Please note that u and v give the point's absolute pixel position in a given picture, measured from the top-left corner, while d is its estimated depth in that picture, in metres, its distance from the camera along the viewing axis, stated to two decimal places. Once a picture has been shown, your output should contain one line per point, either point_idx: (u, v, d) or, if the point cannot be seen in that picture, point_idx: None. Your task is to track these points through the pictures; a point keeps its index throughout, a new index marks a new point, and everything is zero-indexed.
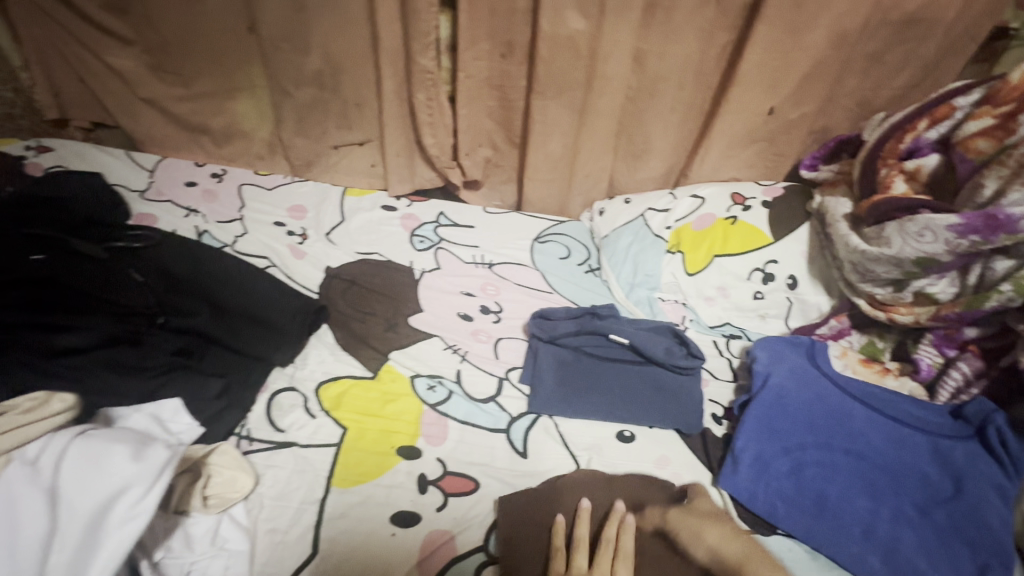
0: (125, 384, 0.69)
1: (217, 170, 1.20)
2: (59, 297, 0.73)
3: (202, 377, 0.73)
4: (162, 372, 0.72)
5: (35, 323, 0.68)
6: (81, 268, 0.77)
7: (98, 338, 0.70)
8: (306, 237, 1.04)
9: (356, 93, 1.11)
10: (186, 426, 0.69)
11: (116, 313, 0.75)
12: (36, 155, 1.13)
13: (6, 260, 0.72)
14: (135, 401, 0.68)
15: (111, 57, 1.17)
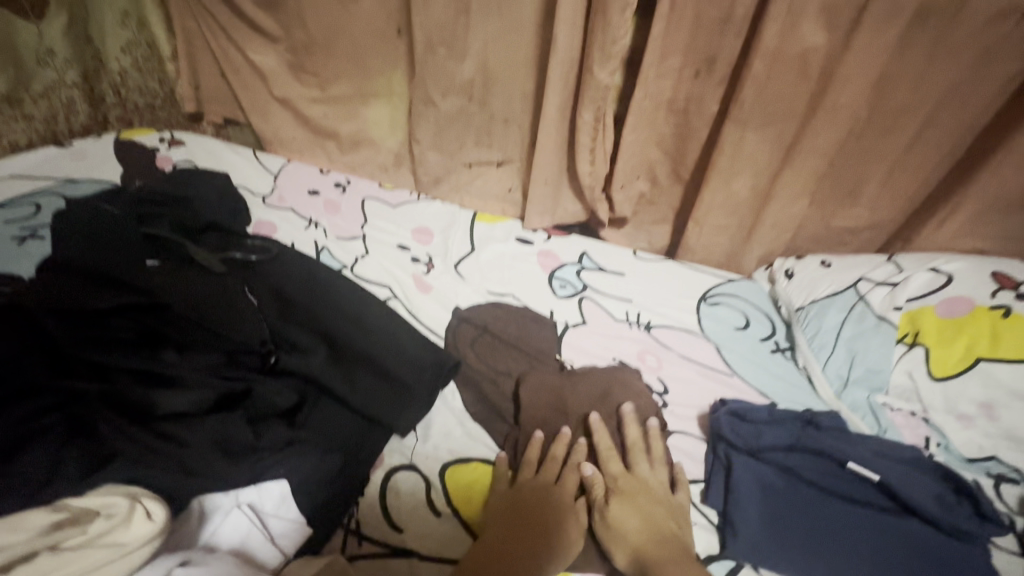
0: (232, 467, 0.54)
1: (341, 179, 1.09)
2: (173, 327, 0.62)
3: (319, 453, 0.58)
4: (279, 450, 0.57)
5: (145, 369, 0.58)
6: (195, 287, 0.65)
7: (210, 399, 0.56)
8: (432, 266, 0.89)
9: (506, 107, 0.97)
10: (291, 524, 0.54)
11: (227, 350, 0.63)
12: (168, 148, 1.08)
13: (123, 272, 0.64)
14: (243, 480, 0.54)
15: (255, 54, 1.11)
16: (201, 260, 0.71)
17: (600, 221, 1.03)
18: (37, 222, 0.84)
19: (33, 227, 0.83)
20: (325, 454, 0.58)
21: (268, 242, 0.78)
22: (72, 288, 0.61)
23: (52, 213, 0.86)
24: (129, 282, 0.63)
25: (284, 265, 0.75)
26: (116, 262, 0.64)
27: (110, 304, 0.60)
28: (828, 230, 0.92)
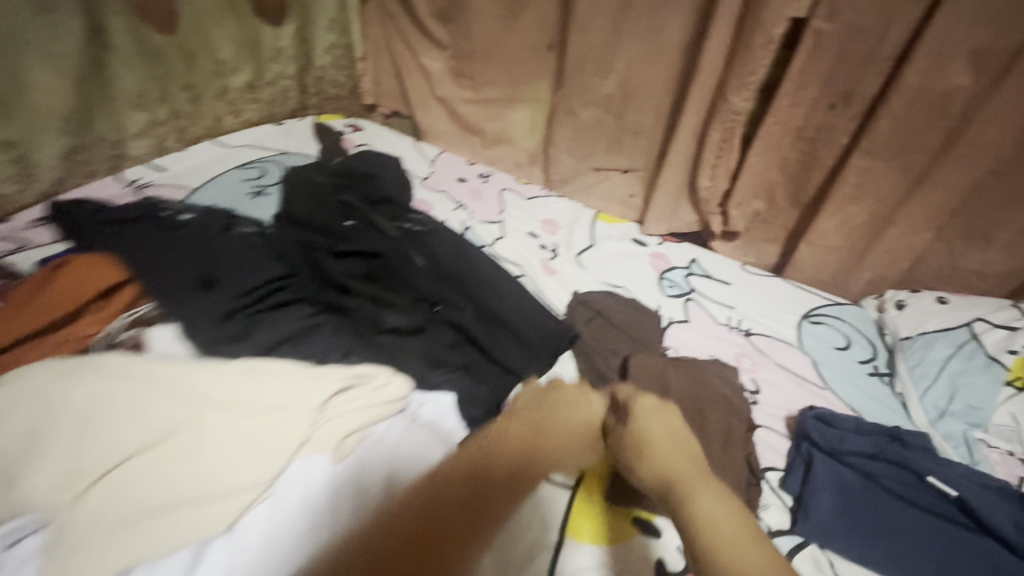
0: (424, 372, 0.75)
1: (484, 170, 1.26)
2: (379, 271, 0.83)
3: (473, 381, 0.76)
4: (456, 368, 0.78)
5: (367, 294, 0.79)
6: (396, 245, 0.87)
7: (414, 323, 0.78)
8: (557, 254, 1.03)
9: (639, 121, 1.08)
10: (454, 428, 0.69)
11: (412, 295, 0.82)
12: (351, 132, 1.32)
13: (351, 228, 0.88)
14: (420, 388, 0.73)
15: (426, 59, 1.32)
16: (380, 225, 0.91)
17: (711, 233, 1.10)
18: (264, 181, 1.10)
19: (262, 184, 1.09)
20: (480, 383, 0.76)
21: (426, 218, 0.96)
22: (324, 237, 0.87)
23: (274, 176, 1.12)
24: (357, 235, 0.87)
25: (437, 234, 0.90)
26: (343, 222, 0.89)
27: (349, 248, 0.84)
28: (948, 266, 0.94)
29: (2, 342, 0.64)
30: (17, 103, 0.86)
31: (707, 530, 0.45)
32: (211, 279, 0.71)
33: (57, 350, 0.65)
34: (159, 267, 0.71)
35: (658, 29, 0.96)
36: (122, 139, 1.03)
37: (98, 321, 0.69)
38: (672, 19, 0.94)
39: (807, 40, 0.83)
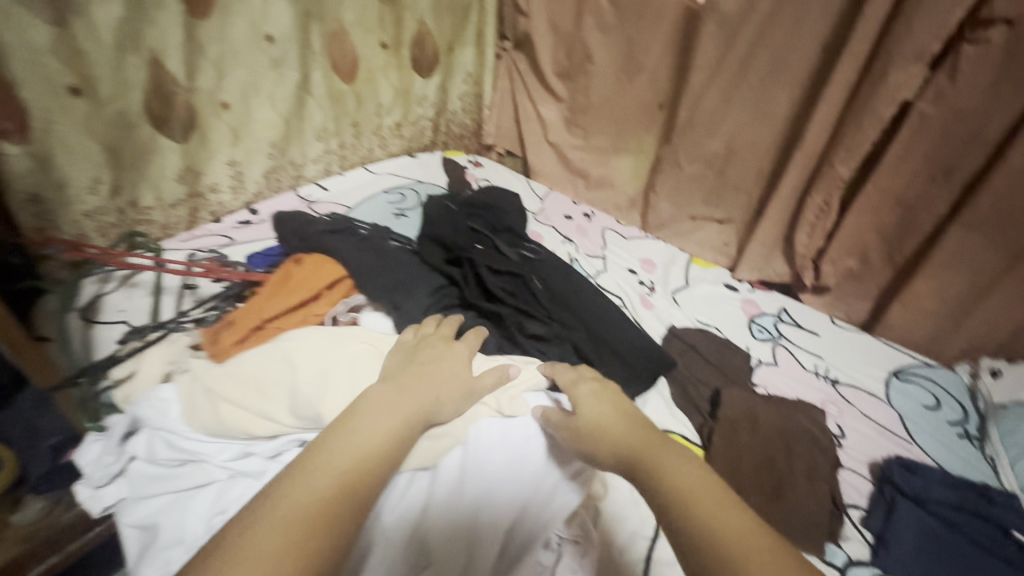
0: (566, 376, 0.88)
1: (587, 210, 1.40)
2: (521, 288, 0.98)
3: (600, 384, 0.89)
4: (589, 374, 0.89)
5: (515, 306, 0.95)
6: (537, 266, 1.03)
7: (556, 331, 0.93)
8: (654, 290, 1.15)
9: (740, 178, 1.18)
10: None
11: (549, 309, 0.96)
12: (473, 168, 1.52)
13: (499, 252, 1.06)
14: None
15: (544, 109, 1.50)
16: (505, 252, 1.06)
17: (801, 285, 1.17)
18: (404, 205, 1.29)
19: (403, 207, 1.28)
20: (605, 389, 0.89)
21: (539, 249, 1.11)
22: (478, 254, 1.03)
23: (412, 202, 1.31)
24: (506, 255, 1.05)
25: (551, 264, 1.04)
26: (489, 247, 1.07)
27: (503, 265, 1.01)
28: None
29: (243, 331, 0.74)
30: (243, 135, 1.11)
31: (674, 484, 0.48)
32: (409, 293, 0.82)
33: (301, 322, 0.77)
34: (370, 270, 0.84)
35: (769, 100, 1.06)
36: (302, 167, 1.26)
37: (331, 302, 0.81)
38: (783, 92, 1.04)
39: (913, 120, 0.91)
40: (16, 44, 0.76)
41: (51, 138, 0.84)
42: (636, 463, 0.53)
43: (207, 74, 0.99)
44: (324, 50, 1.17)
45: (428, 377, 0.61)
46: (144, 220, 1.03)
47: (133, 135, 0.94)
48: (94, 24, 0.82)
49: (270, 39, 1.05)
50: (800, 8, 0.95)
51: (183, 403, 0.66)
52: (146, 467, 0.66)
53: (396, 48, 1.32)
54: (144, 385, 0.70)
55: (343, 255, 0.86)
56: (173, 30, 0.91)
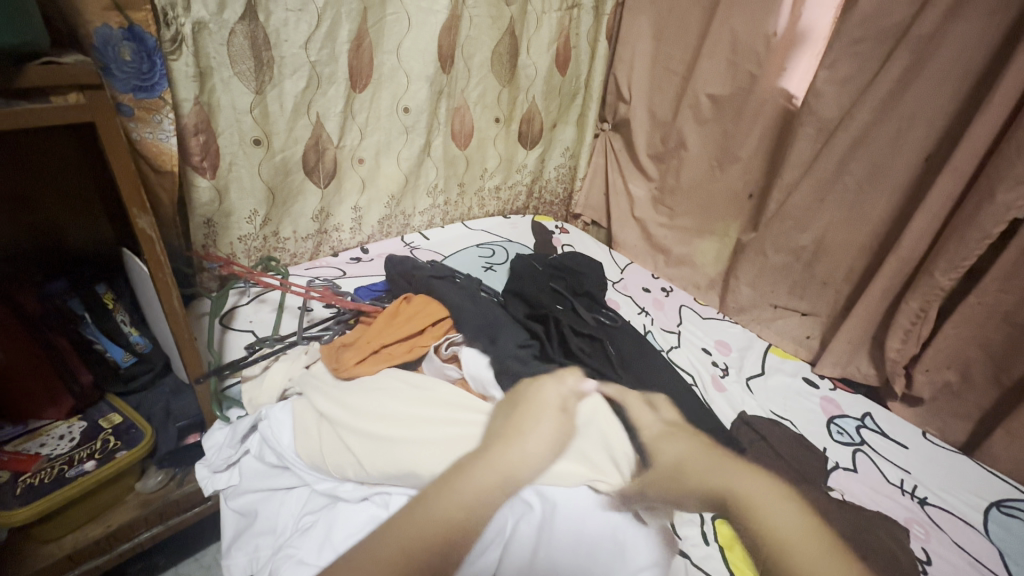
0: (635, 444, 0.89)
1: (666, 285, 1.44)
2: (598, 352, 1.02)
3: None
4: None
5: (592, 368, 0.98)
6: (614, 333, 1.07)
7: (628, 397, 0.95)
8: (727, 373, 1.14)
9: (828, 273, 1.18)
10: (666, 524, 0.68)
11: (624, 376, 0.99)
12: (559, 233, 1.60)
13: (578, 315, 1.11)
14: None
15: (634, 187, 1.59)
16: (583, 315, 1.12)
17: (891, 391, 1.12)
18: (493, 259, 1.40)
19: (492, 262, 1.39)
20: None
21: (616, 316, 1.16)
22: (560, 313, 1.09)
23: (501, 257, 1.41)
24: (582, 318, 1.10)
25: (625, 332, 1.09)
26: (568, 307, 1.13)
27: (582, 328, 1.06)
28: None
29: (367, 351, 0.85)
30: (370, 186, 1.29)
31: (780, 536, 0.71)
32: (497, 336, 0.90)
33: (408, 353, 0.87)
34: (463, 313, 0.93)
35: (864, 201, 1.08)
36: (410, 217, 1.43)
37: (433, 338, 0.90)
38: (879, 195, 1.05)
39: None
40: (225, 104, 0.98)
41: (231, 176, 1.04)
42: (751, 510, 0.74)
43: (353, 134, 1.18)
44: (448, 121, 1.34)
45: (524, 432, 0.74)
46: (280, 247, 1.21)
47: (288, 178, 1.13)
48: (281, 92, 1.03)
49: (407, 110, 1.23)
50: (903, 119, 0.98)
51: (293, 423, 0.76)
52: (254, 462, 0.76)
53: (507, 123, 1.48)
54: (268, 392, 0.82)
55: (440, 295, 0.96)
56: (336, 100, 1.11)
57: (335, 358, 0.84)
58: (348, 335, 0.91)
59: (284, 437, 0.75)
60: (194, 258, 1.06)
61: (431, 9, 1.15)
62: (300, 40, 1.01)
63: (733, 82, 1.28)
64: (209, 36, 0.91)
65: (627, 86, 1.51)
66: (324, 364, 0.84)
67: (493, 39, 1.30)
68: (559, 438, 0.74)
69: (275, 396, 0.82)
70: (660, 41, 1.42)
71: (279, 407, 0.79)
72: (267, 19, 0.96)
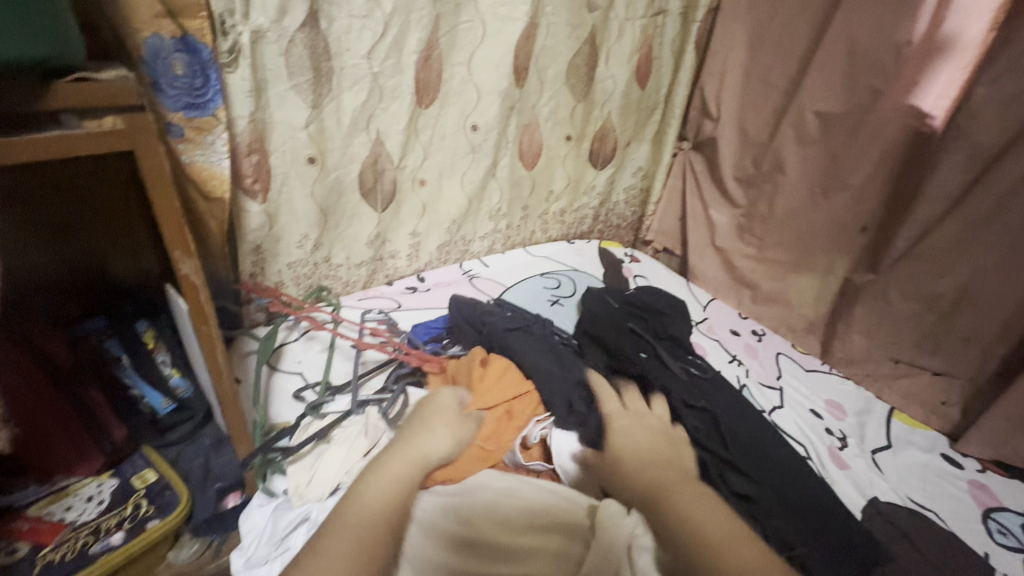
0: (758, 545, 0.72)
1: (757, 328, 1.26)
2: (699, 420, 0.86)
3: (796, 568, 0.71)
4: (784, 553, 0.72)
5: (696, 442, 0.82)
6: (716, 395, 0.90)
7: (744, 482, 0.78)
8: (847, 444, 0.95)
9: (975, 329, 0.98)
10: None
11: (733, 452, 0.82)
12: (629, 261, 1.45)
13: (670, 369, 0.95)
14: None
15: (715, 212, 1.42)
16: (671, 365, 0.96)
17: None
18: (560, 292, 1.25)
19: (558, 295, 1.24)
20: None
21: (711, 370, 0.99)
22: (650, 368, 0.93)
23: (568, 289, 1.26)
24: (676, 375, 0.93)
25: (726, 392, 0.93)
26: (657, 360, 0.97)
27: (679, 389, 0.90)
28: None
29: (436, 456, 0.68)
30: (430, 210, 1.17)
31: (679, 512, 0.56)
32: (588, 402, 0.76)
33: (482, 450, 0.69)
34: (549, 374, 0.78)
35: None
36: (469, 242, 1.30)
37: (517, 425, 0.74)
38: None
39: None
40: (281, 121, 0.88)
41: (282, 199, 0.95)
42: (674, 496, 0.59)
43: (415, 153, 1.07)
44: (516, 139, 1.22)
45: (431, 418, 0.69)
46: (332, 275, 1.10)
47: (343, 201, 1.03)
48: (339, 107, 0.93)
49: (475, 127, 1.11)
50: None
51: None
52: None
53: (579, 141, 1.35)
54: (319, 487, 0.67)
55: (520, 351, 0.83)
56: (399, 116, 1.00)
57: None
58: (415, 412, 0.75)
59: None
60: (241, 292, 0.97)
61: (509, 17, 1.03)
62: (363, 50, 0.90)
63: (851, 98, 1.10)
64: (267, 47, 0.81)
65: (715, 101, 1.35)
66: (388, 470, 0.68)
67: (571, 49, 1.17)
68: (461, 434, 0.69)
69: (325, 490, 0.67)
70: (758, 51, 1.25)
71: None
72: (329, 27, 0.85)
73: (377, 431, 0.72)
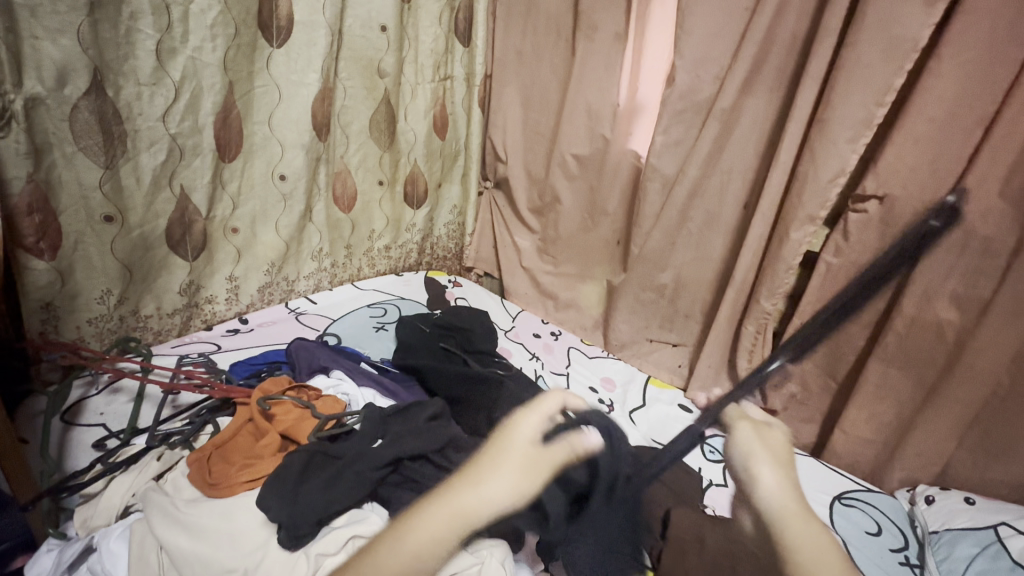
0: None
1: (554, 330, 1.51)
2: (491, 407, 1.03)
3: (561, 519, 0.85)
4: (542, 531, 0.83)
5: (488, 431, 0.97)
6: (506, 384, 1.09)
7: None
8: (613, 409, 1.22)
9: (689, 308, 1.33)
10: None
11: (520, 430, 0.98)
12: (451, 286, 1.64)
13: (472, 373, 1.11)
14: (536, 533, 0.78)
15: (518, 238, 1.68)
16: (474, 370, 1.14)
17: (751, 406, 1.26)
18: (385, 319, 1.39)
19: (383, 321, 1.38)
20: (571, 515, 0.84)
21: (508, 367, 1.20)
22: (453, 378, 1.09)
23: (393, 316, 1.41)
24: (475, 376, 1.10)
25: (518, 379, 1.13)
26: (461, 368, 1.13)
27: (478, 388, 1.05)
28: (979, 479, 1.00)
29: (252, 471, 0.72)
30: (247, 255, 1.24)
31: (802, 546, 0.57)
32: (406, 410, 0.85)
33: (267, 446, 0.76)
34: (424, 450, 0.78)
35: (706, 243, 1.25)
36: (294, 283, 1.38)
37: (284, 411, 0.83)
38: (716, 238, 1.23)
39: (820, 268, 1.08)
40: (70, 180, 0.92)
41: (76, 256, 0.96)
42: (779, 520, 0.60)
43: (224, 204, 1.15)
44: (328, 186, 1.35)
45: (498, 451, 0.62)
46: (141, 326, 1.11)
47: (149, 253, 1.06)
48: (136, 166, 0.99)
49: (282, 177, 1.22)
50: (724, 174, 1.16)
51: (130, 556, 0.64)
52: None
53: (392, 185, 1.52)
54: (106, 514, 0.70)
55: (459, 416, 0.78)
56: (202, 171, 1.08)
57: (202, 474, 0.72)
58: (220, 433, 0.78)
59: (118, 571, 0.63)
60: (30, 351, 0.95)
61: (302, 82, 1.17)
62: (155, 114, 0.98)
63: (593, 144, 1.43)
64: (46, 113, 0.86)
65: (502, 148, 1.63)
66: (194, 481, 0.71)
67: (368, 107, 1.35)
68: (520, 478, 0.59)
69: (113, 517, 0.71)
70: (528, 108, 1.55)
71: (118, 534, 0.67)
72: (116, 94, 0.92)
73: (174, 455, 0.79)
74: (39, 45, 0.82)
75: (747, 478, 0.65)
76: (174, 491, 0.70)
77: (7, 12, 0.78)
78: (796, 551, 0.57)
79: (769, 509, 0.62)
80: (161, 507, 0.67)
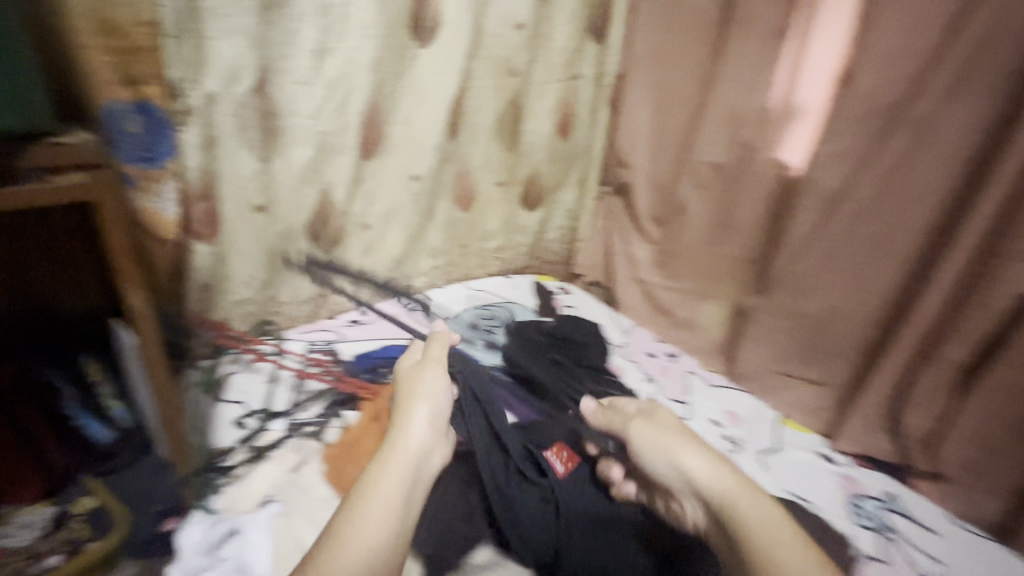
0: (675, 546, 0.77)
1: (671, 351, 1.40)
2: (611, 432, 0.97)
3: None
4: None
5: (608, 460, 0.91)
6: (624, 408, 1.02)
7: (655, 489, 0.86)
8: (739, 448, 1.09)
9: (838, 344, 1.15)
10: None
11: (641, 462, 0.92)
12: (560, 293, 1.57)
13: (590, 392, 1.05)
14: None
15: (633, 248, 1.58)
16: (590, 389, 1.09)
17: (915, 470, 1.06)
18: (494, 322, 1.33)
19: (492, 324, 1.31)
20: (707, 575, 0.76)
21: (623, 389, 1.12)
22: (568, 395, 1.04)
23: (502, 319, 1.35)
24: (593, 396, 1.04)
25: None
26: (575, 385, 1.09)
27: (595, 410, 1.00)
28: None
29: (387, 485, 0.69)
30: (374, 250, 1.26)
31: (757, 533, 0.67)
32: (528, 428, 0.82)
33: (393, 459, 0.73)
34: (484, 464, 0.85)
35: (869, 269, 1.07)
36: (411, 279, 1.40)
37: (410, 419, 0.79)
38: (888, 265, 1.04)
39: None
40: (230, 172, 0.98)
41: (231, 242, 1.03)
42: (726, 508, 0.71)
43: (359, 200, 1.18)
44: (452, 185, 1.35)
45: (389, 449, 0.73)
46: (277, 311, 1.16)
47: (290, 243, 1.12)
48: (288, 161, 1.04)
49: (415, 177, 1.23)
50: (917, 190, 0.98)
51: (272, 548, 0.69)
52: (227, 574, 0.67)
53: (510, 186, 1.49)
54: (248, 501, 0.76)
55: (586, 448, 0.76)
56: (344, 168, 1.12)
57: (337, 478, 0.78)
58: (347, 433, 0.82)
59: (261, 562, 0.68)
60: (186, 325, 1.05)
61: (442, 82, 1.18)
62: (310, 112, 1.02)
63: (733, 152, 1.29)
64: (219, 108, 0.92)
65: (628, 152, 1.54)
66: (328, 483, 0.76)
67: (496, 108, 1.34)
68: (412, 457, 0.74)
69: (255, 504, 0.76)
70: (659, 111, 1.45)
71: (261, 524, 0.72)
72: (278, 91, 0.97)
73: (306, 448, 0.84)
74: (217, 46, 0.88)
75: (692, 480, 0.75)
76: (308, 490, 0.76)
77: (195, 15, 0.85)
78: (754, 532, 0.67)
79: (717, 497, 0.72)
80: (303, 508, 0.75)
